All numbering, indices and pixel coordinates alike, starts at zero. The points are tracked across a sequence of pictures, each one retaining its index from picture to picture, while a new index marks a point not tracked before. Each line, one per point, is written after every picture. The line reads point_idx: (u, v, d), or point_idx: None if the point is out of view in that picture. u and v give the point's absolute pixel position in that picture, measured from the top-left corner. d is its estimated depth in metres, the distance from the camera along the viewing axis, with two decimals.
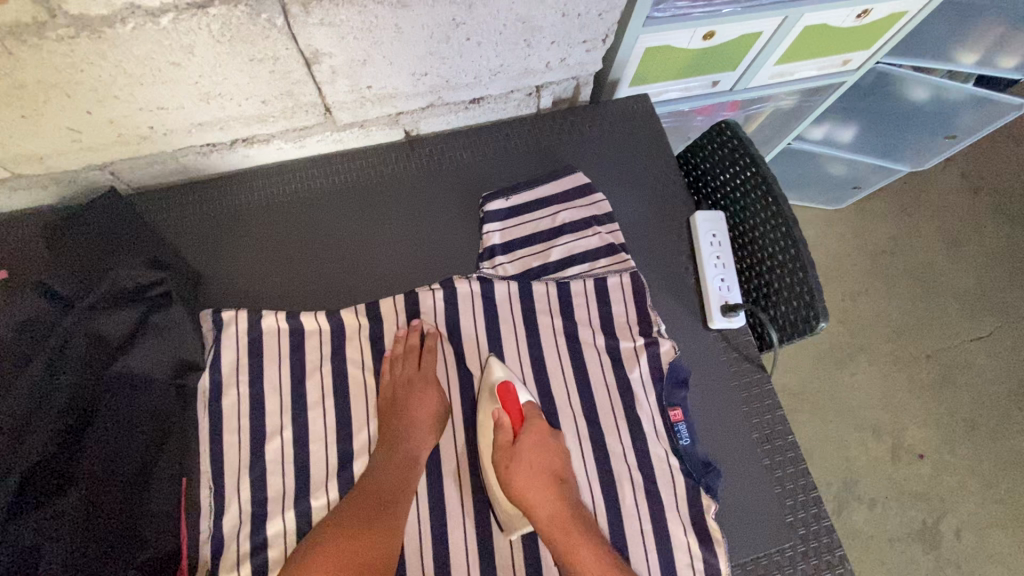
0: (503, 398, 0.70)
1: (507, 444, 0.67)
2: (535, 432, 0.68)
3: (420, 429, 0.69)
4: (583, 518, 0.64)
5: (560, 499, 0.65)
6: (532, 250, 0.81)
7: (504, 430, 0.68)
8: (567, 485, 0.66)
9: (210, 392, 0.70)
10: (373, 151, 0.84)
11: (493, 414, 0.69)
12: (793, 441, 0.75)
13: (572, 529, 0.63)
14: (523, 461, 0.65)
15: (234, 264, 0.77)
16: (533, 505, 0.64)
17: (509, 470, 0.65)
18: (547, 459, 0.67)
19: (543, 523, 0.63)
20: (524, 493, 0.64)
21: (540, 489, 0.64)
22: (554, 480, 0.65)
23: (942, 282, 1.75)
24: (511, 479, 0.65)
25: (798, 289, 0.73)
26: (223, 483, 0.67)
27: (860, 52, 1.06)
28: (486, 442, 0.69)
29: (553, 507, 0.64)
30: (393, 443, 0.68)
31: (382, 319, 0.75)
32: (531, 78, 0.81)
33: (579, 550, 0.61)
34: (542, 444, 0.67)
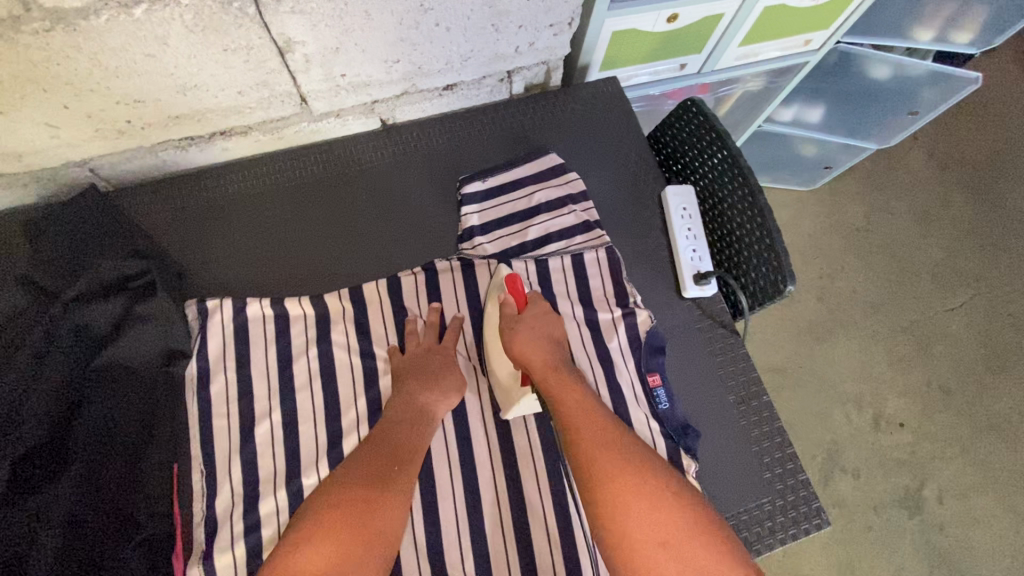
0: (510, 287, 0.74)
1: (511, 317, 0.73)
2: (536, 309, 0.73)
3: (440, 390, 0.70)
4: (575, 375, 0.69)
5: (555, 356, 0.69)
6: (510, 230, 0.83)
7: (509, 306, 0.74)
8: (563, 349, 0.71)
9: (198, 379, 0.71)
10: (348, 140, 0.86)
11: (498, 298, 0.75)
12: (768, 401, 0.78)
13: (566, 381, 0.67)
14: (524, 325, 0.71)
15: (214, 254, 0.78)
16: (530, 358, 0.69)
17: (511, 332, 0.71)
18: (549, 329, 0.72)
19: (536, 375, 0.68)
20: (522, 349, 0.69)
21: (538, 346, 0.70)
22: (552, 344, 0.70)
23: (915, 256, 1.80)
24: (510, 337, 0.70)
25: (765, 254, 0.76)
26: (214, 467, 0.68)
27: (819, 33, 1.11)
28: (492, 316, 0.75)
29: (546, 360, 0.68)
30: (412, 400, 0.69)
31: (366, 301, 0.77)
32: (501, 64, 0.83)
33: (569, 399, 0.66)
34: (544, 315, 0.73)
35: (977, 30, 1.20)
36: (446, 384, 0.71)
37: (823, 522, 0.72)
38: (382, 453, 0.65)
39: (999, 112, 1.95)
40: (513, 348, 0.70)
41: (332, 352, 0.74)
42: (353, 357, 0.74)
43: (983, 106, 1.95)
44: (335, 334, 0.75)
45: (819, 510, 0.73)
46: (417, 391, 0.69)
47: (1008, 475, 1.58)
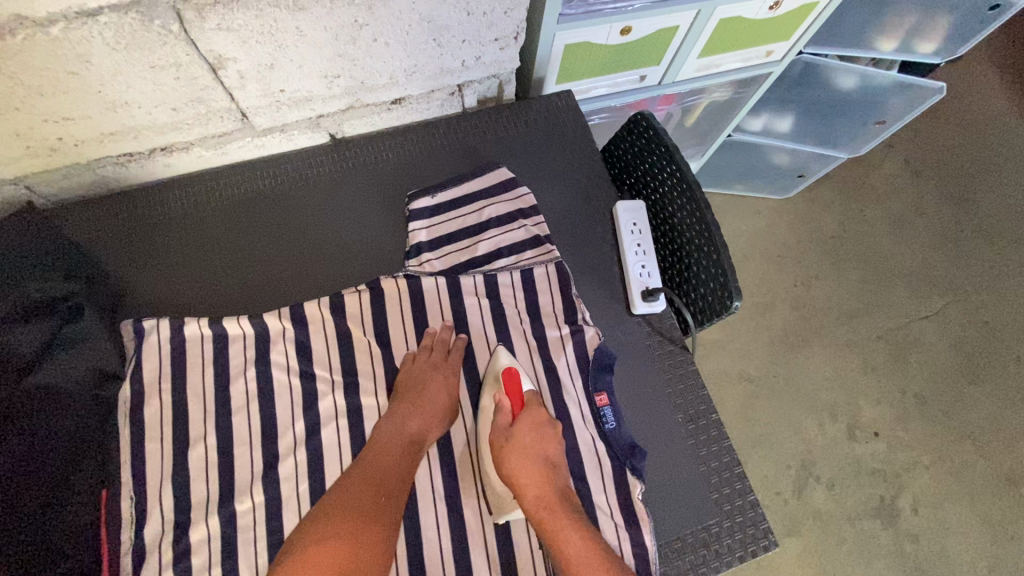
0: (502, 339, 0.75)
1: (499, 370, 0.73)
2: (533, 418, 0.69)
3: (434, 415, 0.70)
4: (571, 504, 0.65)
5: (550, 483, 0.65)
6: (458, 246, 0.82)
7: (504, 412, 0.69)
8: (546, 410, 0.71)
9: (130, 402, 0.70)
10: (293, 155, 0.84)
11: (494, 397, 0.71)
12: (717, 419, 0.77)
13: (560, 512, 0.63)
14: (519, 443, 0.66)
15: (154, 273, 0.77)
16: (525, 488, 0.64)
17: (504, 447, 0.66)
18: (534, 386, 0.71)
19: (520, 436, 0.68)
20: (517, 476, 0.65)
21: (534, 474, 0.65)
22: (548, 467, 0.66)
23: (889, 264, 1.80)
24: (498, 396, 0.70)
25: (713, 270, 0.75)
26: (145, 493, 0.67)
27: (780, 43, 1.10)
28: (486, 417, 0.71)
29: (540, 489, 0.64)
30: (404, 427, 0.69)
31: (307, 320, 0.75)
32: (449, 78, 0.82)
33: (566, 535, 0.62)
34: (540, 428, 0.68)
35: (940, 41, 1.20)
36: (442, 409, 0.71)
37: (772, 544, 0.72)
38: (371, 482, 0.64)
39: (974, 119, 1.95)
40: (506, 471, 0.65)
41: (271, 374, 0.73)
42: (292, 378, 0.73)
43: (957, 113, 1.96)
44: (274, 355, 0.74)
45: (766, 531, 0.72)
46: (412, 418, 0.69)
47: (983, 484, 1.58)
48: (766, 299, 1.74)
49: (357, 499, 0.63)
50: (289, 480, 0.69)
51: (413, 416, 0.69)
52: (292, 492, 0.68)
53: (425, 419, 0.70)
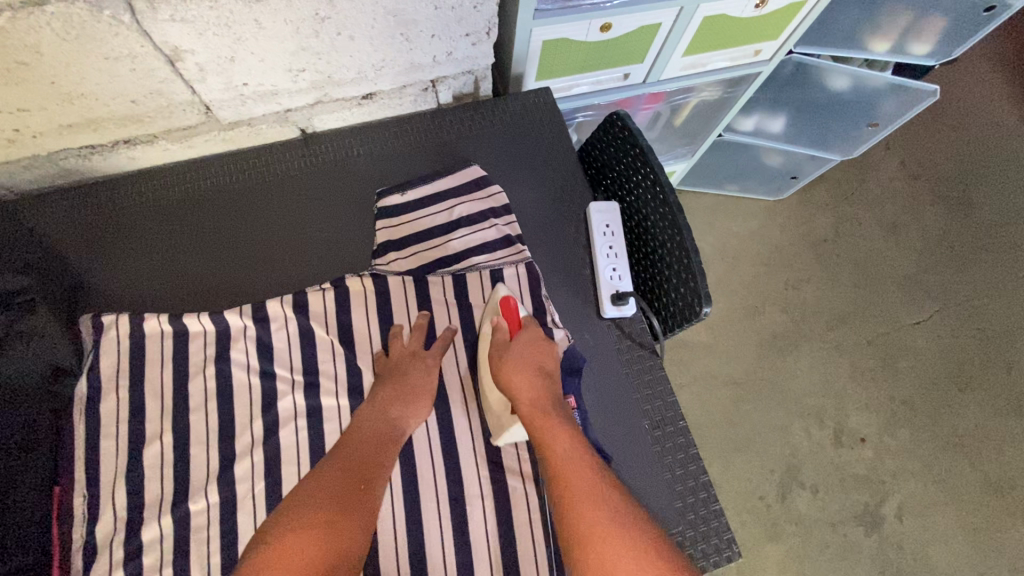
0: (505, 308, 0.74)
1: (501, 343, 0.72)
2: (530, 335, 0.72)
3: (416, 400, 0.70)
4: (562, 413, 0.67)
5: (543, 389, 0.68)
6: (427, 245, 0.81)
7: (501, 331, 0.73)
8: (552, 382, 0.70)
9: (87, 398, 0.69)
10: (261, 149, 0.83)
11: (492, 321, 0.75)
12: (685, 426, 0.75)
13: (552, 417, 0.66)
14: (515, 353, 0.71)
15: (113, 268, 0.75)
16: (518, 391, 0.68)
17: (500, 359, 0.70)
18: (539, 357, 0.71)
19: (522, 405, 0.67)
20: (512, 381, 0.68)
21: (528, 379, 0.68)
22: (542, 374, 0.69)
23: (883, 269, 1.78)
24: (499, 367, 0.69)
25: (684, 274, 0.74)
26: (98, 491, 0.66)
27: (769, 43, 1.08)
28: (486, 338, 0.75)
29: (534, 395, 0.67)
30: (384, 414, 0.69)
31: (269, 319, 0.74)
32: (420, 73, 0.80)
33: (554, 435, 0.64)
34: (538, 344, 0.72)
35: (935, 42, 1.17)
36: (424, 392, 0.71)
37: (734, 557, 0.70)
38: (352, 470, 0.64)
39: (973, 123, 1.92)
40: (503, 381, 0.69)
41: (231, 372, 0.72)
42: (252, 377, 0.72)
43: (957, 115, 1.93)
44: (235, 353, 0.73)
45: (729, 542, 0.70)
46: (393, 406, 0.69)
47: (969, 493, 1.56)
48: (755, 302, 1.72)
49: (337, 488, 0.62)
50: (245, 480, 0.68)
51: (394, 404, 0.69)
52: (247, 493, 0.67)
53: (407, 408, 0.69)
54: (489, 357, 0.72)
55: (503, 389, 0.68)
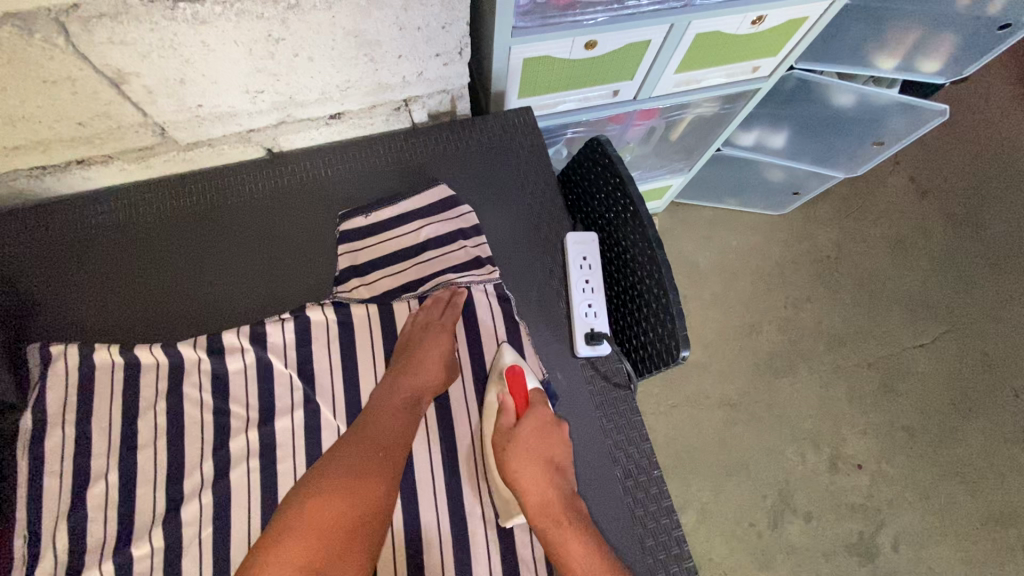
0: (510, 381, 0.70)
1: (507, 428, 0.68)
2: (536, 418, 0.68)
3: (430, 375, 0.71)
4: (573, 508, 0.65)
5: (554, 487, 0.66)
6: (392, 271, 0.78)
7: (508, 413, 0.69)
8: (562, 471, 0.67)
9: (30, 433, 0.66)
10: (224, 170, 0.79)
11: (498, 394, 0.71)
12: (659, 476, 0.71)
13: (563, 521, 0.64)
14: (522, 443, 0.66)
15: (67, 293, 0.72)
16: (529, 491, 0.65)
17: (506, 449, 0.67)
18: (549, 445, 0.67)
19: (534, 510, 0.64)
20: (520, 478, 0.65)
21: (537, 474, 0.65)
22: (552, 467, 0.66)
23: (887, 288, 1.72)
24: (507, 459, 0.66)
25: (662, 316, 0.69)
26: (38, 532, 0.63)
27: (767, 59, 1.03)
28: (489, 415, 0.71)
29: (545, 494, 0.65)
30: (399, 386, 0.70)
31: (224, 351, 0.70)
32: (390, 93, 0.76)
33: (568, 545, 0.63)
34: (545, 428, 0.68)
35: (946, 60, 1.10)
36: (438, 369, 0.71)
37: None
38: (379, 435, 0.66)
39: (986, 137, 1.85)
40: (513, 479, 0.65)
41: (182, 408, 0.68)
42: (204, 413, 0.69)
43: (970, 129, 1.86)
44: (187, 387, 0.69)
45: None
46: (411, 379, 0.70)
47: (968, 525, 1.52)
48: (753, 320, 1.66)
49: (359, 452, 0.64)
50: (192, 524, 0.65)
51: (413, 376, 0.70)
52: (193, 537, 0.64)
53: (421, 377, 0.70)
54: (494, 445, 0.68)
55: (512, 485, 0.66)
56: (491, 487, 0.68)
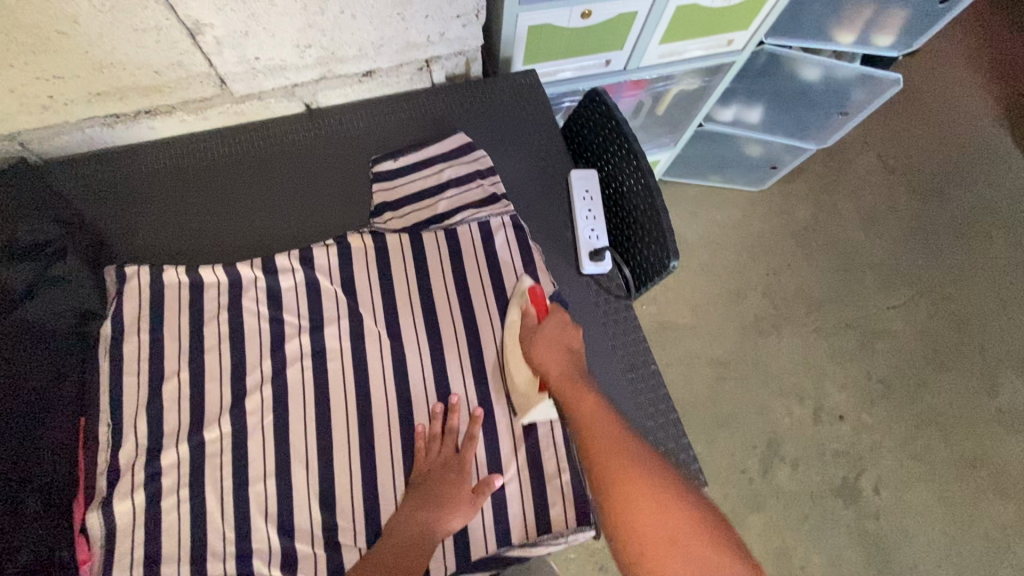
0: (533, 296, 0.81)
1: (531, 325, 0.79)
2: (556, 317, 0.79)
3: (449, 504, 0.71)
4: (588, 382, 0.75)
5: (572, 364, 0.76)
6: (420, 206, 0.89)
7: (530, 316, 0.80)
8: (578, 359, 0.77)
9: (110, 339, 0.75)
10: (268, 123, 0.91)
11: (520, 307, 0.81)
12: (654, 370, 0.84)
13: (581, 387, 0.73)
14: (543, 335, 0.78)
15: (137, 226, 0.83)
16: (549, 366, 0.75)
17: (530, 340, 0.78)
18: (566, 338, 0.78)
19: (554, 379, 0.75)
20: (541, 358, 0.76)
21: (556, 355, 0.76)
22: (569, 351, 0.77)
23: (861, 256, 1.85)
24: (531, 344, 0.77)
25: (656, 232, 0.81)
26: (120, 421, 0.72)
27: (740, 32, 1.16)
28: (514, 324, 0.81)
29: (562, 368, 0.75)
30: (418, 514, 0.71)
31: (278, 271, 0.81)
32: (416, 52, 0.89)
33: (584, 401, 0.72)
34: (563, 325, 0.79)
35: (896, 33, 1.25)
36: (456, 499, 0.71)
37: (699, 484, 0.80)
38: (421, 510, 0.71)
39: (945, 117, 2.01)
40: (535, 359, 0.76)
41: (242, 318, 0.79)
42: (261, 322, 0.79)
43: (931, 111, 2.02)
44: (246, 301, 0.80)
45: (697, 471, 0.80)
46: (458, 464, 0.73)
47: (943, 468, 1.63)
48: (738, 287, 1.79)
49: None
50: (255, 413, 0.75)
51: (457, 467, 0.73)
52: (256, 423, 0.74)
53: (438, 510, 0.71)
54: (520, 340, 0.79)
55: (534, 363, 0.76)
56: (512, 381, 0.78)
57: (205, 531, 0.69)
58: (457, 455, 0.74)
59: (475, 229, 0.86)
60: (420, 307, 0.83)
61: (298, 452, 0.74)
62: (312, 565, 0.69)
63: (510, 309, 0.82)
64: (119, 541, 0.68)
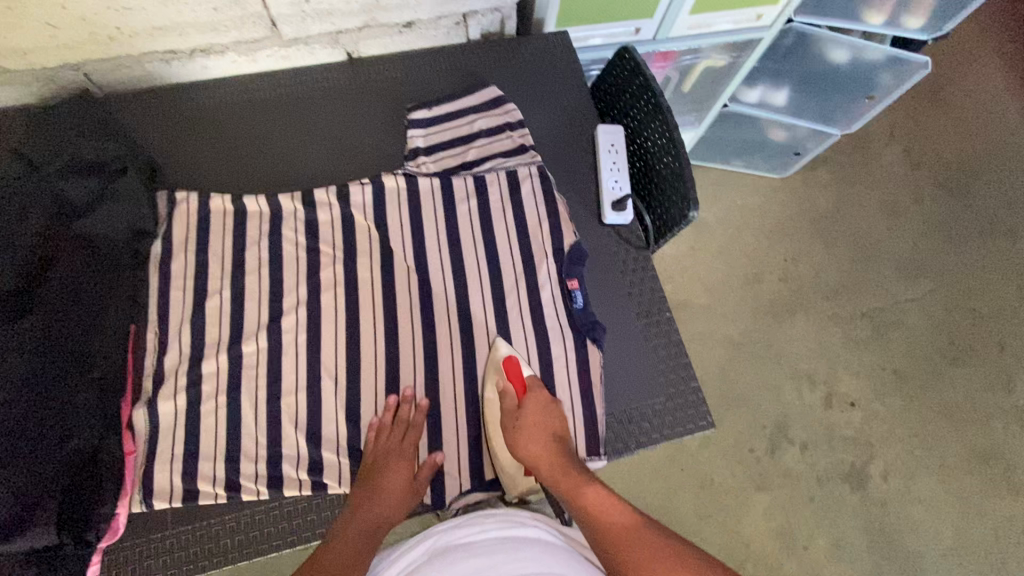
0: (509, 371, 0.78)
1: (513, 408, 0.75)
2: (535, 398, 0.76)
3: (393, 497, 0.72)
4: (577, 463, 0.72)
5: (558, 458, 0.72)
6: (452, 153, 0.93)
7: (510, 396, 0.76)
8: (566, 444, 0.75)
9: (162, 255, 0.82)
10: (312, 68, 0.96)
11: (498, 385, 0.78)
12: (670, 317, 0.86)
13: (572, 472, 0.71)
14: (527, 422, 0.74)
15: (187, 157, 0.89)
16: (537, 465, 0.72)
17: (511, 430, 0.74)
18: (549, 420, 0.75)
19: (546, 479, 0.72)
20: (529, 453, 0.72)
21: (540, 436, 0.73)
22: (554, 440, 0.73)
23: (881, 247, 1.85)
24: (514, 434, 0.73)
25: (677, 183, 0.84)
26: (166, 329, 0.78)
27: (768, 7, 1.17)
28: (493, 404, 0.78)
29: (551, 458, 0.72)
30: (363, 511, 0.70)
31: (316, 204, 0.86)
32: (455, 4, 0.94)
33: (584, 494, 0.68)
34: (545, 405, 0.76)
35: (926, 15, 1.26)
36: (399, 492, 0.72)
37: (706, 426, 0.80)
38: (361, 506, 0.71)
39: (975, 114, 2.00)
40: (523, 454, 0.73)
41: (281, 245, 0.84)
42: (299, 250, 0.84)
43: (961, 107, 2.01)
44: (285, 230, 0.85)
45: (704, 414, 0.81)
46: (404, 456, 0.73)
47: (954, 461, 1.63)
48: (755, 271, 1.80)
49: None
50: (290, 331, 0.79)
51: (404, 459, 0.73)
52: (290, 341, 0.79)
53: (383, 502, 0.71)
54: (501, 426, 0.76)
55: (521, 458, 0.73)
56: (496, 463, 0.76)
57: (239, 434, 0.74)
58: (404, 446, 0.74)
59: (503, 175, 0.90)
60: (447, 244, 0.87)
61: (328, 369, 0.78)
62: (336, 471, 0.74)
63: (487, 384, 0.79)
64: (161, 437, 0.73)
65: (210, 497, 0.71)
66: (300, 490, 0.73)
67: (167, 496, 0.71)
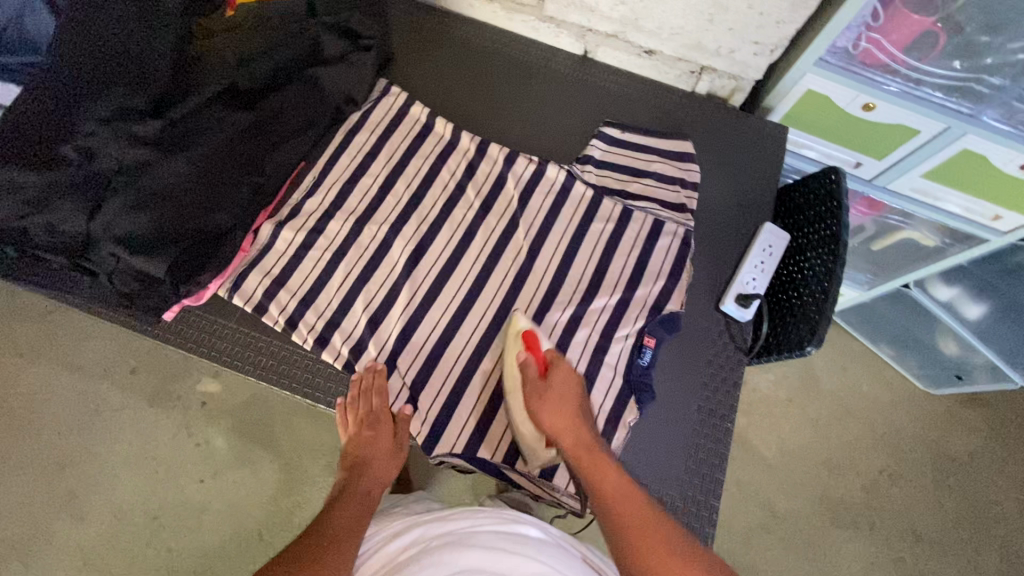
0: (529, 342, 0.79)
1: (537, 380, 0.77)
2: (560, 372, 0.78)
3: (382, 463, 0.81)
4: (602, 445, 0.75)
5: (580, 429, 0.75)
6: (618, 176, 0.95)
7: (533, 369, 0.78)
8: (585, 416, 0.77)
9: (353, 125, 0.94)
10: (549, 49, 1.05)
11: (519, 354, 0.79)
12: (728, 429, 0.81)
13: (596, 451, 0.74)
14: (553, 396, 0.76)
15: (416, 65, 1.02)
16: (563, 436, 0.74)
17: (540, 399, 0.75)
18: (571, 398, 0.77)
19: (568, 450, 0.74)
20: (556, 426, 0.74)
21: (568, 419, 0.75)
22: (578, 415, 0.76)
23: (999, 529, 1.55)
24: (541, 408, 0.75)
25: (813, 314, 0.79)
26: (321, 181, 0.90)
27: (1011, 214, 1.06)
28: (514, 375, 0.79)
29: (575, 437, 0.74)
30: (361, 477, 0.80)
31: (485, 154, 0.94)
32: (699, 55, 0.99)
33: (602, 468, 0.72)
34: (569, 381, 0.77)
35: None
36: (385, 456, 0.81)
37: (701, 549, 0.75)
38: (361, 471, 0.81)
39: None
40: (546, 422, 0.75)
41: (438, 169, 0.93)
42: (449, 181, 0.92)
43: None
44: (449, 161, 0.93)
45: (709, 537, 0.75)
46: (386, 429, 0.80)
47: None
48: (841, 462, 1.59)
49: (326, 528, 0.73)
50: (404, 237, 0.87)
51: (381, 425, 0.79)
52: (399, 245, 0.87)
53: (376, 468, 0.81)
54: (525, 396, 0.77)
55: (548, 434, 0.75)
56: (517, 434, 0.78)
57: (320, 289, 0.83)
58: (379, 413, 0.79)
59: (652, 220, 0.91)
60: (566, 245, 0.90)
61: (413, 284, 0.85)
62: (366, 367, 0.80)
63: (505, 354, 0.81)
64: (268, 255, 0.84)
65: (271, 321, 0.81)
66: (333, 360, 0.80)
67: (245, 299, 0.81)
